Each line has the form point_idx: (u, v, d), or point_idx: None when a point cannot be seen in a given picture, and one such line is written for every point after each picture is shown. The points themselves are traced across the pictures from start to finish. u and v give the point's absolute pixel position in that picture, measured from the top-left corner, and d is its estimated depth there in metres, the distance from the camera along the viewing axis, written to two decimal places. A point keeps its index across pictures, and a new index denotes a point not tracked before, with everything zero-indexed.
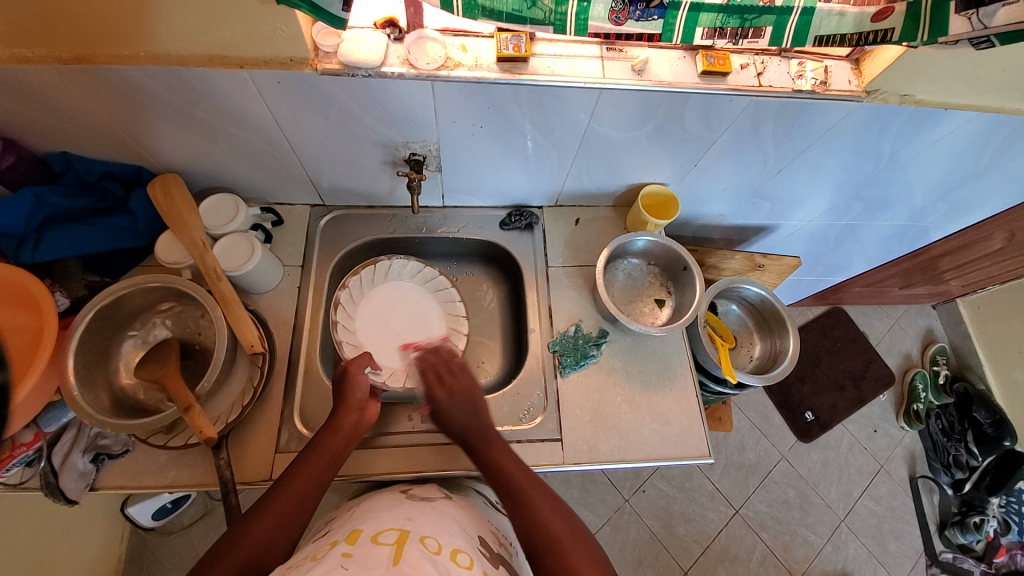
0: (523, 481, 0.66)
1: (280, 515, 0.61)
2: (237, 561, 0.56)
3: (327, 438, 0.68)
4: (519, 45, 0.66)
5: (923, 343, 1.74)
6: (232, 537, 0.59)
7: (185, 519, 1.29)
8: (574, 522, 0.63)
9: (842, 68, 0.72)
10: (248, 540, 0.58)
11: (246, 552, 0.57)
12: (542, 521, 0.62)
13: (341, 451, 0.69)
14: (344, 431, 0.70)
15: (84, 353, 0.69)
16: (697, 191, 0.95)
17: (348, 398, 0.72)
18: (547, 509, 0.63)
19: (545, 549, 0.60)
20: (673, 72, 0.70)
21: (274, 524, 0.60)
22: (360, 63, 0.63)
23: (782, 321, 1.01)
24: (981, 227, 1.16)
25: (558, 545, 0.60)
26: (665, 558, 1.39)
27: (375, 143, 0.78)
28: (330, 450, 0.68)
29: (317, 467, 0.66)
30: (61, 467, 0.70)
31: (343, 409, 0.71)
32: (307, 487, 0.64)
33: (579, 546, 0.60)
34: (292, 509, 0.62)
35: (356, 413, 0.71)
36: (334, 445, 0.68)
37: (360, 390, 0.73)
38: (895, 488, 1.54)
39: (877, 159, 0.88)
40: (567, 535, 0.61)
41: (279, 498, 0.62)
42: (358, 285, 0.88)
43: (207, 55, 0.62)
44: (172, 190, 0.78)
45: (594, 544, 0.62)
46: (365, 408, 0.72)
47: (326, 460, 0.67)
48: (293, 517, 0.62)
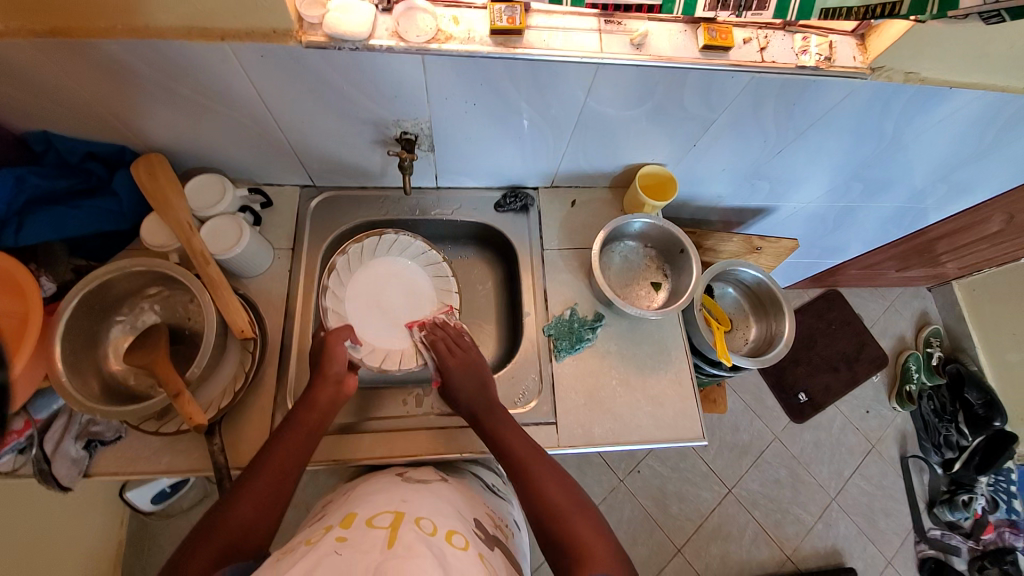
0: (527, 454, 0.69)
1: (263, 493, 0.61)
2: (222, 542, 0.56)
3: (303, 413, 0.68)
4: (514, 16, 0.63)
5: (917, 325, 1.74)
6: (215, 516, 0.59)
7: (183, 502, 1.30)
8: (576, 493, 0.66)
9: (847, 44, 0.70)
10: (231, 520, 0.58)
11: (228, 532, 0.57)
12: (545, 495, 0.65)
13: (319, 425, 0.69)
14: (320, 407, 0.69)
15: (71, 340, 0.68)
16: (695, 172, 0.94)
17: (324, 370, 0.72)
18: (551, 484, 0.66)
19: (552, 522, 0.63)
20: (674, 46, 0.67)
21: (257, 502, 0.60)
22: (347, 36, 0.60)
23: (778, 304, 1.00)
24: (980, 209, 1.15)
25: (560, 514, 0.63)
26: (659, 536, 1.42)
27: (366, 122, 0.76)
28: (307, 425, 0.68)
29: (295, 443, 0.66)
30: (53, 454, 0.70)
31: (320, 381, 0.71)
32: (288, 465, 0.64)
33: (583, 518, 0.64)
34: (274, 486, 0.62)
35: (332, 387, 0.71)
36: (310, 420, 0.68)
37: (341, 361, 0.73)
38: (885, 467, 1.56)
39: (879, 139, 0.86)
40: (571, 509, 0.64)
41: (260, 477, 0.62)
42: (358, 252, 0.87)
43: (187, 28, 0.59)
44: (158, 171, 0.75)
45: (596, 515, 0.65)
46: (343, 380, 0.72)
47: (303, 436, 0.67)
48: (275, 494, 0.62)
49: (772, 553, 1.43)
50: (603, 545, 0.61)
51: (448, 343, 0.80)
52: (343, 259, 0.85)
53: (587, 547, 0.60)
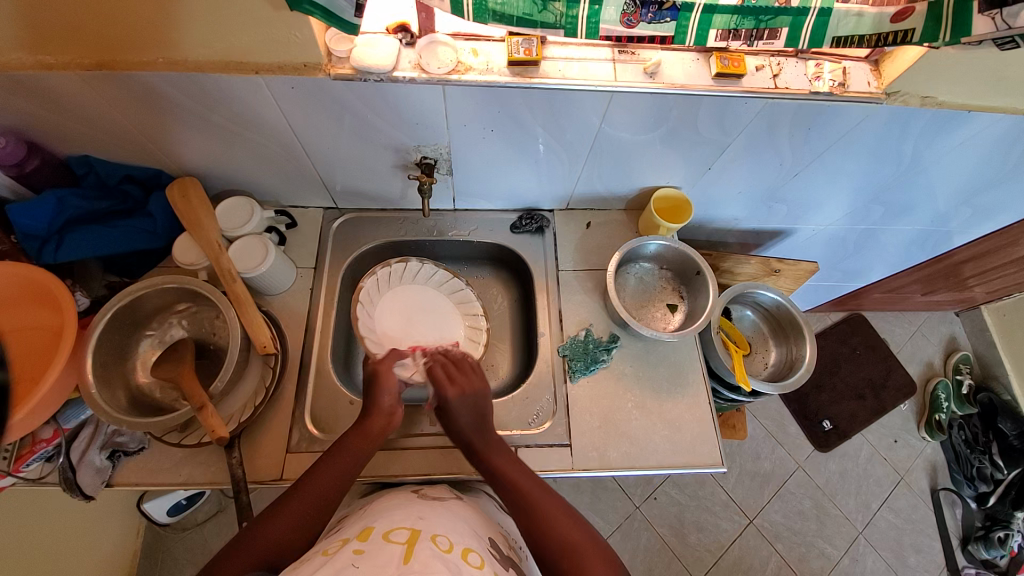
0: (535, 490, 0.66)
1: (299, 514, 0.62)
2: (255, 559, 0.58)
3: (354, 441, 0.67)
4: (530, 48, 0.66)
5: (945, 351, 1.68)
6: (253, 530, 0.60)
7: (199, 515, 1.31)
8: (590, 531, 0.63)
9: (860, 69, 0.70)
10: (266, 537, 0.60)
11: (263, 548, 0.59)
12: (557, 532, 0.62)
13: (367, 456, 0.67)
14: (372, 436, 0.67)
15: (103, 352, 0.71)
16: (710, 195, 0.94)
17: (377, 402, 0.69)
18: (561, 519, 0.63)
19: (563, 563, 0.59)
20: (686, 74, 0.69)
21: (293, 522, 0.61)
22: (372, 69, 0.63)
23: (798, 328, 0.98)
24: (1007, 232, 1.13)
25: (574, 553, 0.60)
26: (676, 567, 1.37)
27: (388, 147, 0.79)
28: (354, 455, 0.66)
29: (340, 471, 0.65)
30: (78, 463, 0.72)
31: (372, 412, 0.69)
32: (328, 490, 0.64)
33: (596, 557, 0.60)
34: (310, 510, 0.62)
35: (384, 420, 0.69)
36: (360, 450, 0.67)
37: (388, 394, 0.70)
38: (917, 501, 1.49)
39: (897, 162, 0.85)
40: (585, 546, 0.61)
41: (297, 498, 0.62)
42: (387, 275, 0.90)
43: (224, 61, 0.63)
44: (190, 194, 0.79)
45: (611, 552, 0.62)
46: (394, 413, 0.70)
47: (347, 465, 0.66)
48: (312, 516, 0.62)
49: None
50: None
51: (447, 368, 0.73)
52: (374, 277, 0.89)
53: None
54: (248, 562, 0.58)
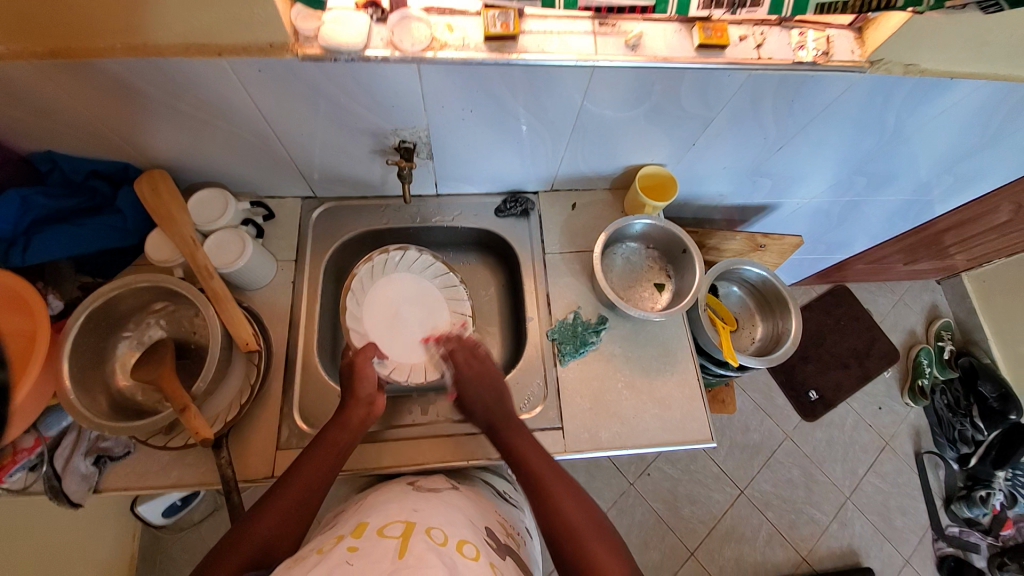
0: (548, 474, 0.66)
1: (288, 509, 0.61)
2: (245, 556, 0.56)
3: (335, 433, 0.68)
4: (507, 22, 0.63)
5: (927, 319, 1.72)
6: (239, 529, 0.58)
7: (194, 514, 1.30)
8: (592, 511, 0.64)
9: (845, 38, 0.69)
10: (254, 534, 0.58)
11: (251, 546, 0.57)
12: (565, 512, 0.62)
13: (349, 447, 0.68)
14: (353, 426, 0.69)
15: (79, 357, 0.68)
16: (696, 171, 0.93)
17: (355, 392, 0.71)
18: (567, 499, 0.63)
19: (570, 544, 0.60)
20: (669, 47, 0.67)
21: (281, 518, 0.60)
22: (343, 48, 0.61)
23: (783, 302, 0.99)
24: (987, 199, 1.14)
25: (576, 535, 0.60)
26: (671, 539, 1.40)
27: (365, 132, 0.76)
28: (337, 446, 0.67)
29: (323, 463, 0.65)
30: (64, 470, 0.70)
31: (351, 403, 0.70)
32: (313, 482, 0.64)
33: (599, 538, 0.60)
34: (299, 504, 0.62)
35: (364, 409, 0.70)
36: (341, 441, 0.67)
37: (369, 383, 0.71)
38: (900, 465, 1.54)
39: (881, 132, 0.85)
40: (588, 529, 0.61)
41: (286, 493, 0.62)
42: (382, 263, 0.88)
43: (184, 44, 0.60)
44: (160, 187, 0.76)
45: (613, 534, 0.62)
46: (373, 401, 0.71)
47: (332, 456, 0.66)
48: (301, 510, 0.62)
49: (787, 554, 1.41)
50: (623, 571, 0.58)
51: (464, 353, 0.78)
52: (368, 264, 0.87)
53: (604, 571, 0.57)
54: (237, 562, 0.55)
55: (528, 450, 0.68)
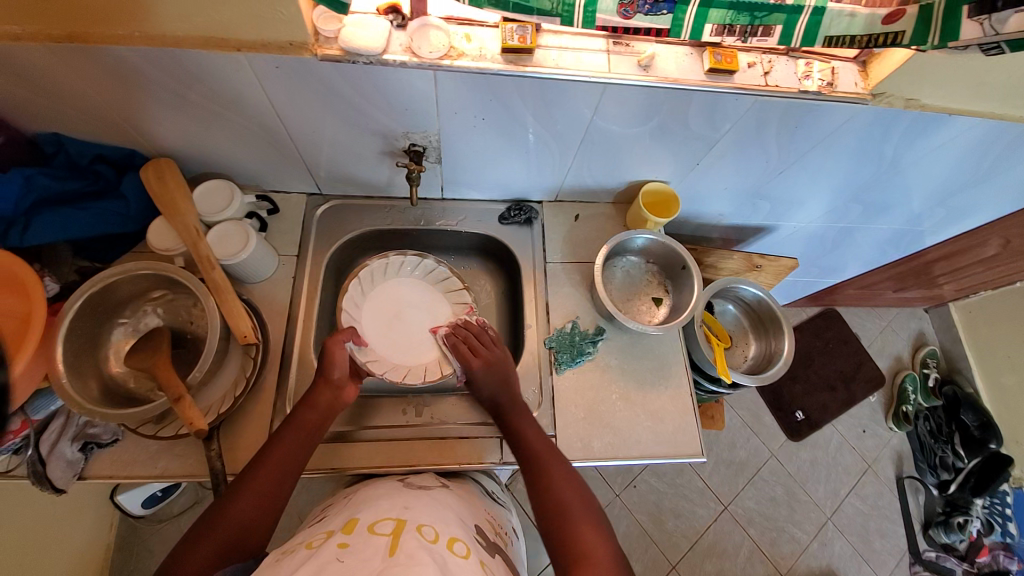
0: (543, 449, 0.71)
1: (262, 490, 0.61)
2: (220, 540, 0.57)
3: (304, 414, 0.68)
4: (525, 36, 0.64)
5: (913, 346, 1.75)
6: (215, 512, 0.59)
7: (175, 506, 1.29)
8: (582, 492, 0.66)
9: (849, 70, 0.71)
10: (229, 518, 0.58)
11: (227, 530, 0.58)
12: (555, 486, 0.66)
13: (318, 428, 0.69)
14: (321, 409, 0.69)
15: (73, 341, 0.68)
16: (697, 190, 0.95)
17: (326, 375, 0.71)
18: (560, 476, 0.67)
19: (556, 521, 0.62)
20: (680, 68, 0.69)
21: (255, 501, 0.60)
22: (361, 50, 0.61)
23: (777, 321, 1.01)
24: (977, 233, 1.17)
25: (562, 511, 0.63)
26: (653, 552, 1.41)
27: (376, 133, 0.77)
28: (307, 428, 0.67)
29: (295, 444, 0.66)
30: (49, 456, 0.69)
31: (321, 385, 0.70)
32: (285, 465, 0.64)
33: (585, 517, 0.62)
34: (272, 486, 0.62)
35: (333, 391, 0.71)
36: (311, 422, 0.68)
37: (341, 365, 0.72)
38: (881, 488, 1.56)
39: (879, 162, 0.87)
40: (577, 507, 0.63)
41: (257, 476, 0.62)
42: (382, 267, 0.88)
43: (203, 37, 0.60)
44: (166, 175, 0.76)
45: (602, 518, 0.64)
46: (343, 385, 0.72)
47: (303, 437, 0.67)
48: (276, 492, 0.62)
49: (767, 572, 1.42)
50: (603, 544, 0.59)
51: (470, 341, 0.80)
52: (375, 263, 0.88)
53: (588, 550, 0.58)
54: (216, 544, 0.56)
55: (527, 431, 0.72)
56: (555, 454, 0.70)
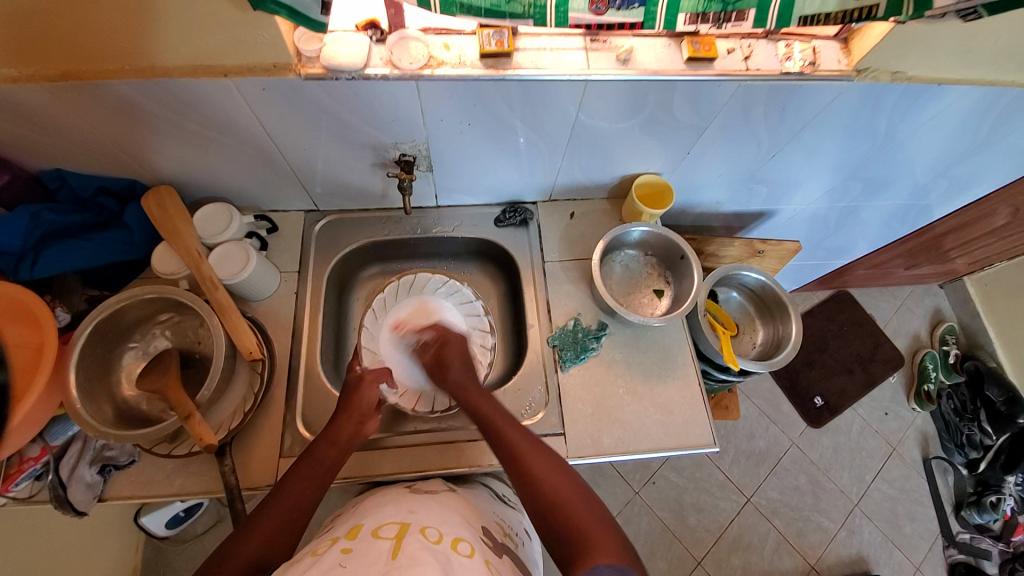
0: (523, 444, 0.67)
1: (276, 526, 0.61)
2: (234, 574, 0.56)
3: (322, 448, 0.68)
4: (502, 40, 0.65)
5: (931, 323, 1.72)
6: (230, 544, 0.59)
7: (198, 527, 1.31)
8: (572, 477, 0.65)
9: (831, 48, 0.71)
10: (243, 552, 0.58)
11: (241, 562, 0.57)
12: (546, 489, 0.62)
13: (337, 462, 0.69)
14: (340, 443, 0.69)
15: (85, 368, 0.70)
16: (691, 179, 0.95)
17: (351, 406, 0.72)
18: (544, 466, 0.65)
19: (553, 515, 0.61)
20: (659, 60, 0.69)
21: (268, 537, 0.60)
22: (343, 66, 0.63)
23: (783, 306, 1.00)
24: (984, 203, 1.15)
25: (560, 507, 0.61)
26: (677, 549, 1.39)
27: (366, 146, 0.78)
28: (325, 462, 0.68)
29: (314, 476, 0.66)
30: (69, 479, 0.72)
31: (343, 417, 0.71)
32: (301, 499, 0.64)
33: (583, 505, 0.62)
34: (286, 523, 0.62)
35: (355, 422, 0.71)
36: (328, 457, 0.68)
37: (366, 401, 0.73)
38: (908, 470, 1.52)
39: (874, 138, 0.86)
40: (570, 498, 0.62)
41: (273, 512, 0.62)
42: (410, 282, 0.92)
43: (191, 66, 0.62)
44: (166, 203, 0.78)
45: (599, 503, 0.63)
46: (365, 420, 0.72)
47: (322, 473, 0.67)
48: (291, 524, 0.62)
49: (796, 563, 1.39)
50: (608, 532, 0.60)
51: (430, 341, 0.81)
52: (411, 277, 0.92)
53: (593, 536, 0.59)
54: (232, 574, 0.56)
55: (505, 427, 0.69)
56: (535, 446, 0.67)
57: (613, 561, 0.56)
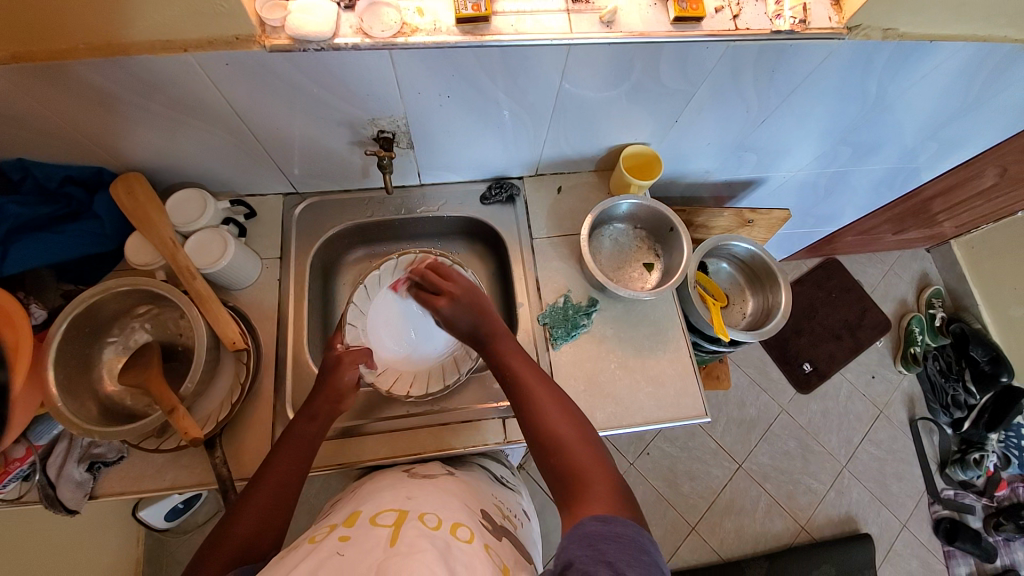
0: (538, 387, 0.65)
1: (266, 506, 0.60)
2: (229, 556, 0.55)
3: (302, 426, 0.67)
4: (479, 3, 0.62)
5: (918, 287, 1.73)
6: (220, 529, 0.58)
7: (198, 517, 1.31)
8: (580, 424, 0.62)
9: (821, 5, 0.69)
10: (235, 535, 0.57)
11: (235, 547, 0.56)
12: (549, 426, 0.62)
13: (317, 437, 0.68)
14: (319, 420, 0.68)
15: (64, 365, 0.67)
16: (680, 149, 0.93)
17: (326, 386, 0.70)
18: (552, 412, 0.63)
19: (553, 451, 0.60)
20: (644, 21, 0.66)
21: (261, 518, 0.59)
22: (311, 36, 0.59)
23: (773, 275, 0.99)
24: (972, 164, 1.14)
25: (560, 447, 0.60)
26: (672, 516, 1.42)
27: (341, 123, 0.75)
28: (304, 440, 0.66)
29: (297, 456, 0.65)
30: (58, 478, 0.70)
31: (318, 396, 0.69)
32: (287, 478, 0.63)
33: (584, 451, 0.60)
34: (275, 502, 0.61)
35: (333, 401, 0.69)
36: (309, 434, 0.67)
37: (344, 378, 0.70)
38: (894, 431, 1.56)
39: (863, 100, 0.84)
40: (572, 439, 0.60)
41: (260, 493, 0.61)
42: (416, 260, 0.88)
43: (149, 42, 0.58)
44: (136, 190, 0.75)
45: (602, 449, 0.61)
46: (341, 398, 0.70)
47: (303, 450, 0.66)
48: (279, 503, 0.61)
49: (786, 524, 1.44)
50: (605, 480, 0.57)
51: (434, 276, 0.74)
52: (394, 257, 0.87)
53: (584, 478, 0.57)
54: (227, 557, 0.55)
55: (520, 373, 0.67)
56: (546, 387, 0.66)
57: (598, 509, 0.52)
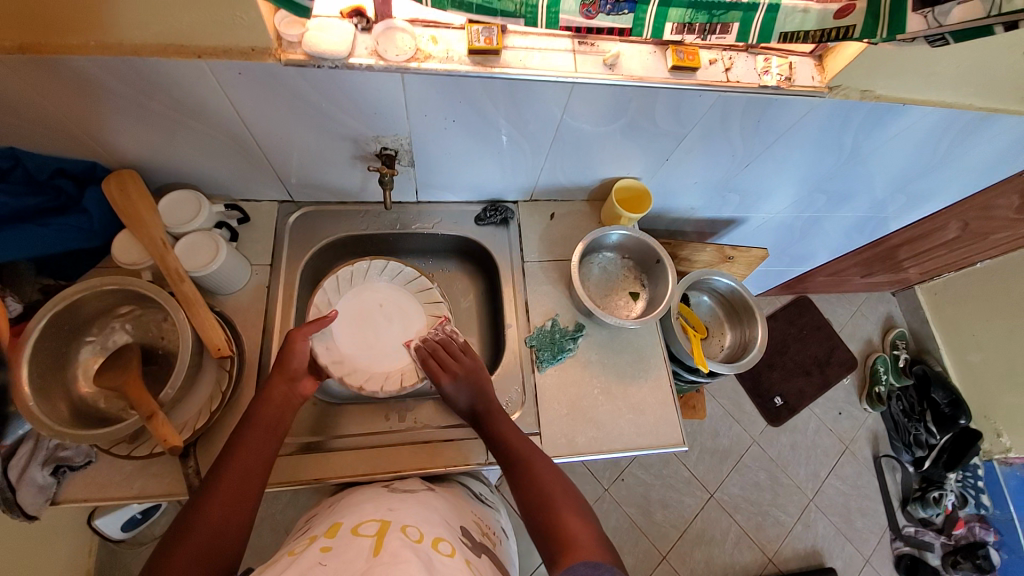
0: (524, 453, 0.71)
1: (232, 493, 0.60)
2: (197, 545, 0.55)
3: (261, 410, 0.67)
4: (490, 37, 0.65)
5: (883, 328, 1.82)
6: (182, 524, 0.57)
7: (155, 528, 1.25)
8: (565, 481, 0.69)
9: (806, 64, 0.74)
10: (201, 523, 0.57)
11: (202, 537, 0.56)
12: (539, 485, 0.68)
13: (278, 421, 0.68)
14: (277, 401, 0.69)
15: (39, 363, 0.65)
16: (669, 185, 0.97)
17: (280, 368, 0.71)
18: (542, 470, 0.69)
19: (542, 507, 0.66)
20: (644, 67, 0.70)
21: (227, 503, 0.59)
22: (327, 54, 0.61)
23: (750, 311, 1.04)
24: (937, 217, 1.23)
25: (548, 503, 0.66)
26: (644, 544, 1.43)
27: (345, 138, 0.76)
28: (265, 423, 0.67)
29: (260, 442, 0.65)
30: (18, 481, 0.66)
31: (276, 377, 0.70)
32: (252, 464, 0.63)
33: (569, 506, 0.66)
34: (239, 487, 0.61)
35: (288, 382, 0.70)
36: (269, 416, 0.67)
37: (297, 359, 0.72)
38: (859, 468, 1.61)
39: (840, 152, 0.90)
40: (556, 491, 0.67)
41: (223, 481, 0.61)
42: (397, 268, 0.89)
43: (163, 45, 0.59)
44: (128, 185, 0.74)
45: (581, 501, 0.67)
46: (297, 377, 0.71)
47: (265, 433, 0.66)
48: (245, 490, 0.61)
49: (754, 556, 1.46)
50: (591, 531, 0.64)
51: (440, 356, 0.79)
52: (386, 262, 0.89)
53: (571, 533, 0.62)
54: (193, 549, 0.55)
55: (511, 438, 0.73)
56: (532, 450, 0.72)
57: (589, 558, 0.59)
